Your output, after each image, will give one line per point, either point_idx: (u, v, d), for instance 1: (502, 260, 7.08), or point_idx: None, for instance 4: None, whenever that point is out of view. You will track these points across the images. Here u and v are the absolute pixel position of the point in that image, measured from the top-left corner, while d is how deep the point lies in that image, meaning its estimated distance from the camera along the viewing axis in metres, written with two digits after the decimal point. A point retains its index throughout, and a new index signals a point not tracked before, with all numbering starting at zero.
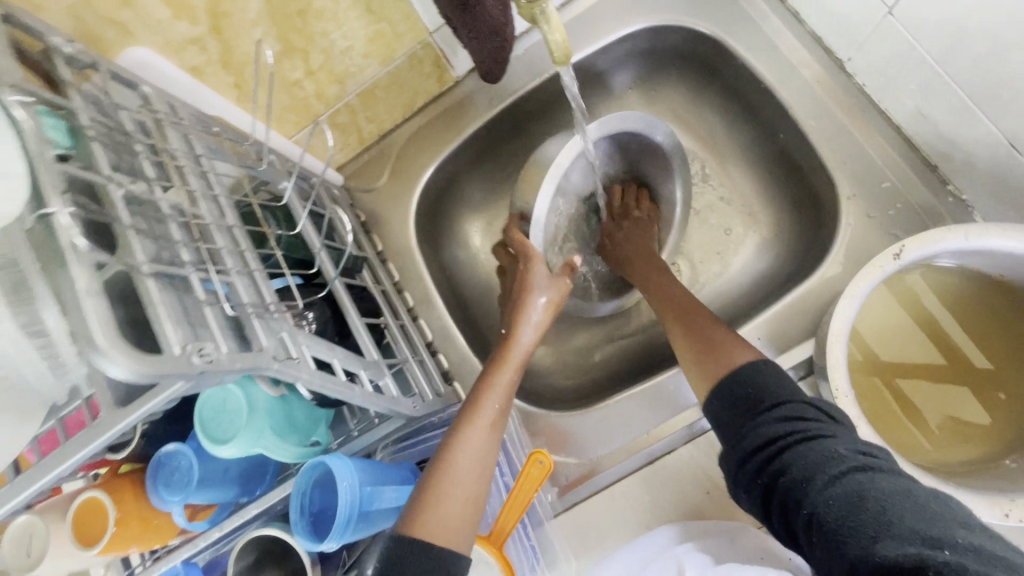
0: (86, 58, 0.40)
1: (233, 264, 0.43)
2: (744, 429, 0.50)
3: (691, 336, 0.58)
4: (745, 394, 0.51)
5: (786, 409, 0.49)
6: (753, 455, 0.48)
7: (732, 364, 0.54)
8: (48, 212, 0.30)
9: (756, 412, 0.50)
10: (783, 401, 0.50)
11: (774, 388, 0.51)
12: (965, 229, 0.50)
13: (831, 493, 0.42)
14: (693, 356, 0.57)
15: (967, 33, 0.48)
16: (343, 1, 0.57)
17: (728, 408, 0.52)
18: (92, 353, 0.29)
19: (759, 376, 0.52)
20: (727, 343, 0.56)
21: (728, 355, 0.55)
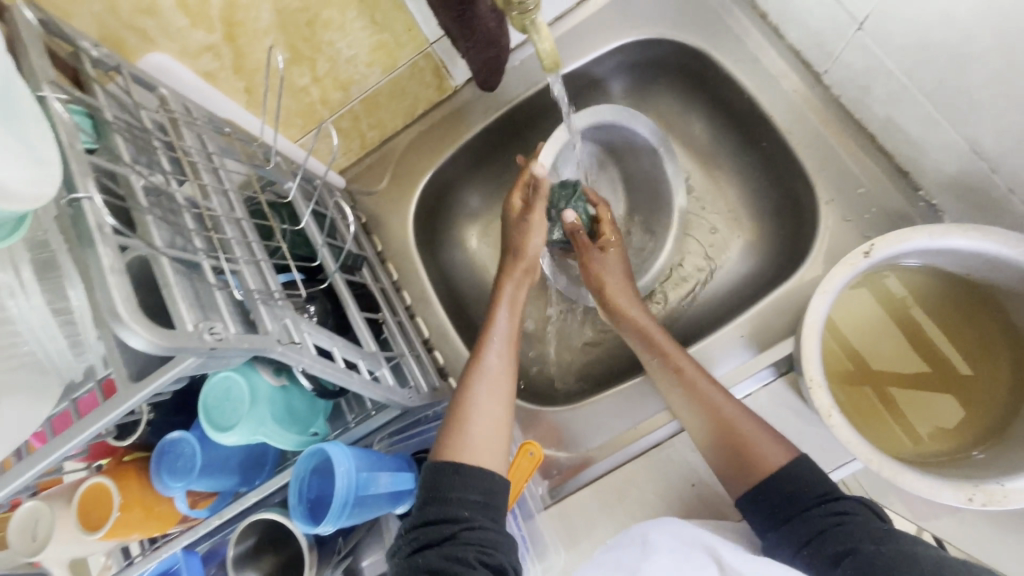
0: (111, 61, 0.44)
1: (241, 254, 0.45)
2: (790, 515, 0.54)
3: (722, 435, 0.60)
4: (783, 487, 0.56)
5: (833, 502, 0.54)
6: (800, 535, 0.53)
7: (768, 464, 0.57)
8: (77, 196, 0.32)
9: (802, 504, 0.54)
10: (824, 489, 0.55)
11: (809, 478, 0.56)
12: (930, 229, 0.53)
13: (871, 549, 0.48)
14: (728, 457, 0.60)
15: (930, 48, 0.52)
16: (350, 12, 0.60)
17: (773, 504, 0.56)
18: (115, 325, 0.31)
19: (792, 471, 0.56)
20: (757, 441, 0.59)
21: (762, 456, 0.58)
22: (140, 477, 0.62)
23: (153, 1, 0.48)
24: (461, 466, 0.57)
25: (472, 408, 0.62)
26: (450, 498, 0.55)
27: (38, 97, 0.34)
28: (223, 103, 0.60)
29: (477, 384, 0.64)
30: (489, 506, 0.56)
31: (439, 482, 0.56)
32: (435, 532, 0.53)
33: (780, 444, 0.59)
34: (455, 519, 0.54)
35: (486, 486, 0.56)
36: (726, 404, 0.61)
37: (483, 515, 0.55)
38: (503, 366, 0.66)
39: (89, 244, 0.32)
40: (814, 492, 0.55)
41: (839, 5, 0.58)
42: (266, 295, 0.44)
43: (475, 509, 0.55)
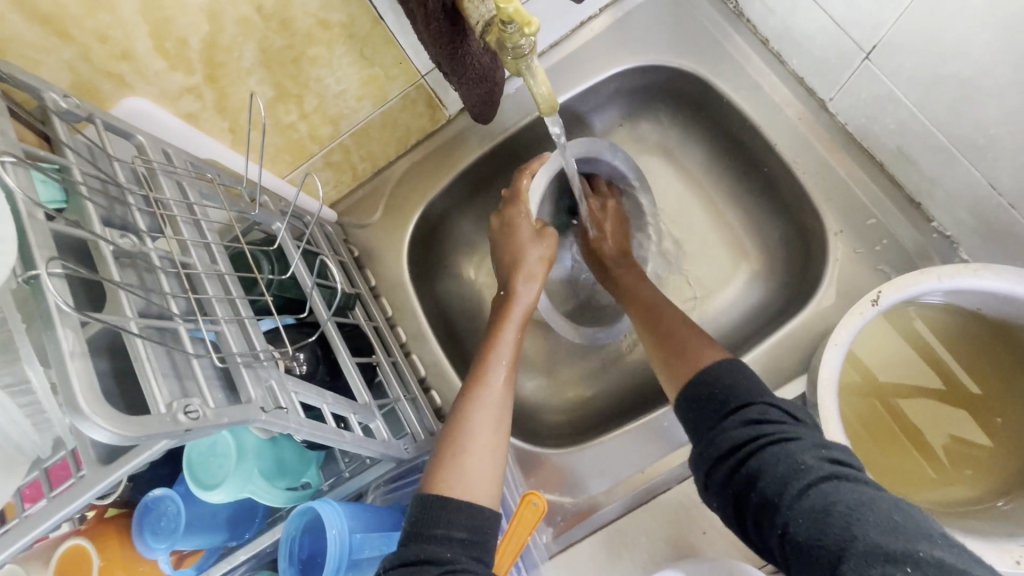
0: (81, 112, 0.41)
1: (222, 313, 0.43)
2: (710, 426, 0.51)
3: (665, 337, 0.61)
4: (711, 393, 0.53)
5: (746, 413, 0.50)
6: (713, 454, 0.50)
7: (697, 363, 0.56)
8: (35, 274, 0.30)
9: (721, 416, 0.51)
10: (743, 401, 0.51)
11: (732, 386, 0.52)
12: (937, 271, 0.51)
13: (801, 505, 0.43)
14: (663, 353, 0.60)
15: (941, 79, 0.50)
16: (337, 47, 0.57)
17: (694, 414, 0.53)
18: (75, 417, 0.29)
19: (718, 374, 0.53)
20: (694, 344, 0.58)
21: (696, 353, 0.57)
22: (121, 538, 0.59)
23: (127, 45, 0.46)
24: (449, 499, 0.52)
25: (473, 436, 0.56)
26: (433, 535, 0.50)
27: None
28: (207, 144, 0.57)
29: (479, 406, 0.58)
30: (475, 544, 0.51)
31: (424, 517, 0.51)
32: (412, 574, 0.47)
33: (717, 348, 0.57)
34: (437, 560, 0.48)
35: (473, 521, 0.52)
36: (676, 317, 0.62)
37: (468, 554, 0.50)
38: (510, 388, 0.61)
39: (48, 327, 0.30)
40: (729, 400, 0.52)
41: (844, 33, 0.56)
42: (250, 358, 0.42)
43: (458, 548, 0.50)
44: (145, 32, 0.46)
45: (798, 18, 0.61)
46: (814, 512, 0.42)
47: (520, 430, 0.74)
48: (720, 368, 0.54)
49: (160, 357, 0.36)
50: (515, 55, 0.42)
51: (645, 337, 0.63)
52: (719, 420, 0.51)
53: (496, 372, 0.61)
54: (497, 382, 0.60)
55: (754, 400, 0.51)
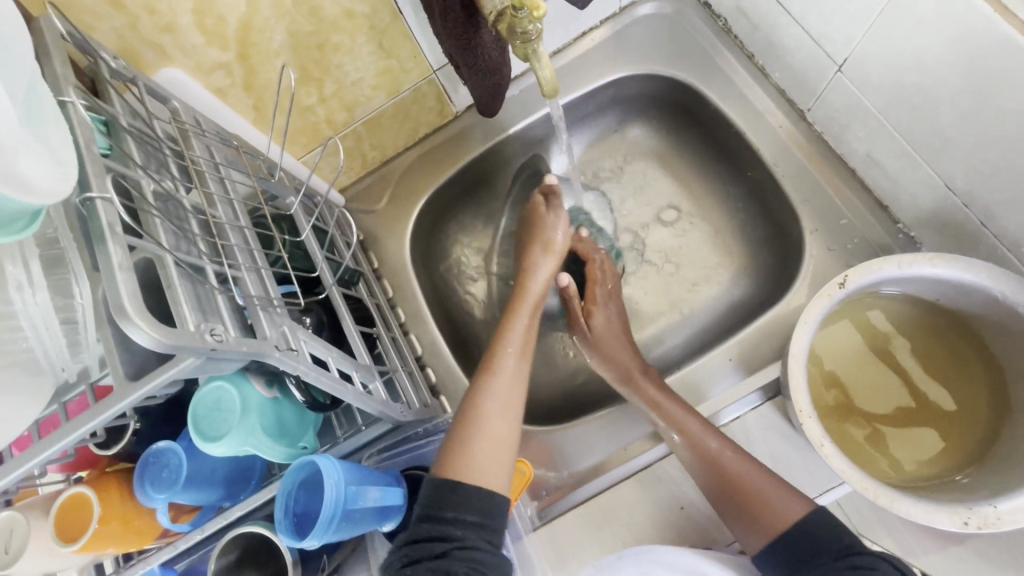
0: (128, 73, 0.46)
1: (243, 260, 0.46)
2: (813, 567, 0.52)
3: (734, 485, 0.59)
4: (810, 542, 0.53)
5: (852, 559, 0.50)
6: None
7: (784, 519, 0.55)
8: (89, 196, 0.34)
9: (822, 559, 0.52)
10: (848, 547, 0.52)
11: (833, 533, 0.53)
12: (898, 259, 0.56)
13: None
14: (736, 507, 0.58)
15: (902, 88, 0.55)
16: (359, 36, 0.62)
17: (790, 557, 0.54)
18: (120, 321, 0.32)
19: (815, 531, 0.54)
20: (772, 496, 0.57)
21: (778, 509, 0.56)
22: (121, 489, 0.61)
23: (172, 19, 0.50)
24: (459, 484, 0.54)
25: (481, 419, 0.59)
26: (444, 516, 0.52)
27: (58, 103, 0.36)
28: (232, 119, 0.62)
29: (489, 392, 0.61)
30: (485, 526, 0.53)
31: (438, 498, 0.53)
32: (423, 549, 0.50)
33: (799, 500, 0.56)
34: (447, 537, 0.51)
35: (485, 504, 0.54)
36: (740, 461, 0.60)
37: (479, 534, 0.52)
38: (519, 373, 0.64)
39: (99, 243, 0.33)
40: (831, 547, 0.52)
41: (820, 48, 0.62)
42: (266, 302, 0.45)
43: (470, 529, 0.52)
44: (190, 8, 0.50)
45: (780, 35, 0.67)
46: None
47: None
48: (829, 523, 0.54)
49: (188, 288, 0.40)
50: (524, 39, 0.48)
51: (708, 484, 0.61)
52: (822, 562, 0.52)
53: (504, 360, 0.64)
54: (507, 371, 0.63)
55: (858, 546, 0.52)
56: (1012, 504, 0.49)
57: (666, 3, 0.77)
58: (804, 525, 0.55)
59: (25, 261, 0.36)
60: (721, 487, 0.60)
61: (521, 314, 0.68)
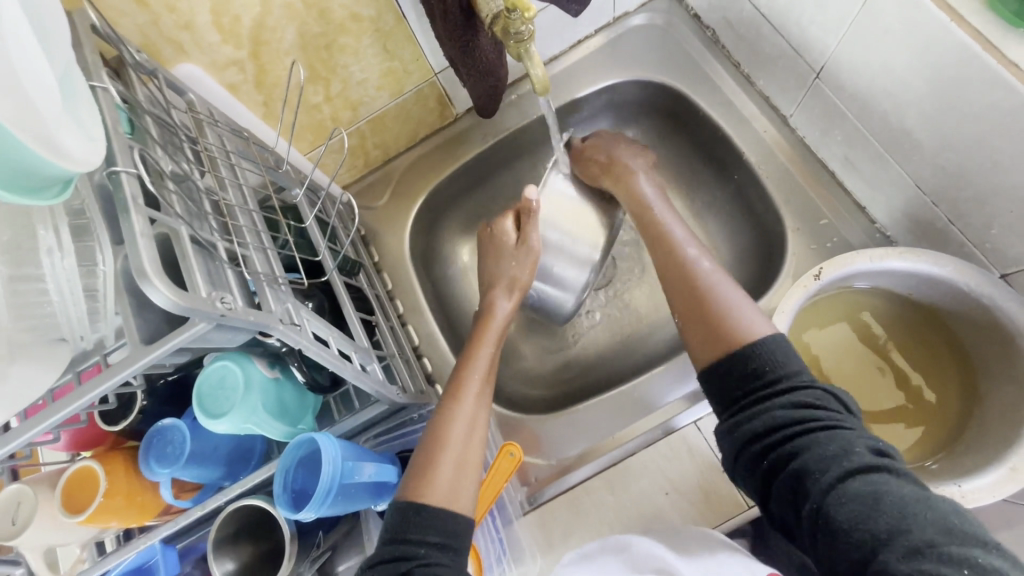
0: (149, 66, 0.49)
1: (252, 241, 0.50)
2: (748, 398, 0.51)
3: (698, 297, 0.58)
4: (754, 367, 0.51)
5: (793, 394, 0.49)
6: (748, 425, 0.50)
7: (742, 334, 0.53)
8: (115, 171, 0.37)
9: (760, 391, 0.50)
10: (789, 380, 0.50)
11: (779, 362, 0.51)
12: (870, 252, 0.59)
13: (842, 491, 0.43)
14: (700, 329, 0.56)
15: (873, 93, 0.59)
16: (364, 39, 0.66)
17: (729, 386, 0.52)
18: (140, 282, 0.35)
19: (772, 350, 0.51)
20: (740, 315, 0.55)
21: (738, 327, 0.54)
22: (127, 465, 0.63)
23: (190, 18, 0.54)
24: (424, 506, 0.53)
25: (446, 443, 0.58)
26: (407, 538, 0.51)
27: (89, 88, 0.39)
28: (243, 113, 0.65)
29: (454, 418, 0.60)
30: (450, 547, 0.52)
31: (400, 522, 0.52)
32: (388, 568, 0.49)
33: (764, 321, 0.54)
34: (409, 556, 0.50)
35: (447, 529, 0.52)
36: (712, 270, 0.60)
37: (444, 553, 0.51)
38: (485, 398, 0.63)
39: (123, 213, 0.37)
40: (773, 381, 0.50)
41: (800, 55, 0.66)
42: (272, 279, 0.49)
43: (434, 548, 0.51)
44: (208, 8, 0.54)
45: (763, 43, 0.71)
46: (859, 496, 0.42)
47: (502, 399, 0.80)
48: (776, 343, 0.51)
49: (202, 261, 0.43)
50: (517, 40, 0.52)
51: (680, 300, 0.59)
52: (758, 392, 0.50)
53: (469, 386, 0.63)
54: (472, 399, 0.62)
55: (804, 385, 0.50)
56: (976, 484, 0.52)
57: (657, 15, 0.82)
58: (759, 345, 0.52)
59: (55, 227, 0.39)
60: (689, 294, 0.59)
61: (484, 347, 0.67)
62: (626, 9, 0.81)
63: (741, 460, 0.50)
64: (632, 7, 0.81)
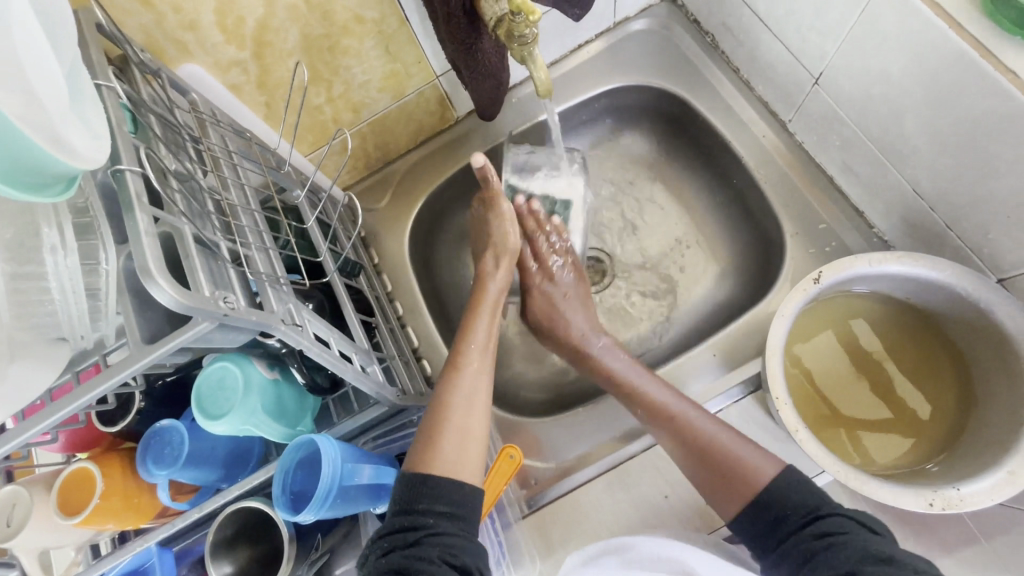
0: (153, 65, 0.49)
1: (254, 241, 0.50)
2: (784, 533, 0.53)
3: (705, 457, 0.60)
4: (775, 504, 0.55)
5: (820, 522, 0.51)
6: (788, 561, 0.51)
7: (753, 486, 0.56)
8: (119, 169, 0.37)
9: (790, 526, 0.53)
10: (814, 509, 0.53)
11: (800, 495, 0.54)
12: (869, 256, 0.59)
13: None
14: (714, 478, 0.59)
15: (872, 100, 0.60)
16: (367, 40, 0.66)
17: (761, 526, 0.55)
18: (145, 281, 0.35)
19: (780, 486, 0.55)
20: (745, 461, 0.58)
21: (748, 473, 0.57)
22: (124, 466, 0.63)
23: (195, 17, 0.54)
24: (430, 475, 0.53)
25: (449, 413, 0.59)
26: (416, 509, 0.52)
27: (94, 85, 0.39)
28: (245, 114, 0.65)
29: (455, 387, 0.61)
30: (459, 517, 0.52)
31: (407, 494, 0.53)
32: (397, 538, 0.50)
33: (770, 459, 0.58)
34: (418, 526, 0.50)
35: (455, 495, 0.53)
36: (711, 427, 0.61)
37: (452, 523, 0.52)
38: (485, 367, 0.64)
39: (128, 211, 0.37)
40: (800, 511, 0.53)
41: (799, 62, 0.67)
42: (274, 279, 0.49)
43: (442, 517, 0.52)
44: (212, 8, 0.54)
45: (762, 50, 0.71)
46: None
47: (501, 402, 0.80)
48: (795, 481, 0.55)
49: (205, 260, 0.43)
50: (520, 42, 0.52)
51: (687, 462, 0.61)
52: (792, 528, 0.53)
53: (467, 355, 0.64)
54: (471, 367, 0.63)
55: (827, 508, 0.53)
56: (974, 488, 0.52)
57: (657, 20, 0.82)
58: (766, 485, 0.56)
59: (59, 225, 0.39)
60: (688, 453, 0.62)
61: (481, 316, 0.68)
62: (626, 14, 0.81)
63: None
64: (632, 12, 0.81)
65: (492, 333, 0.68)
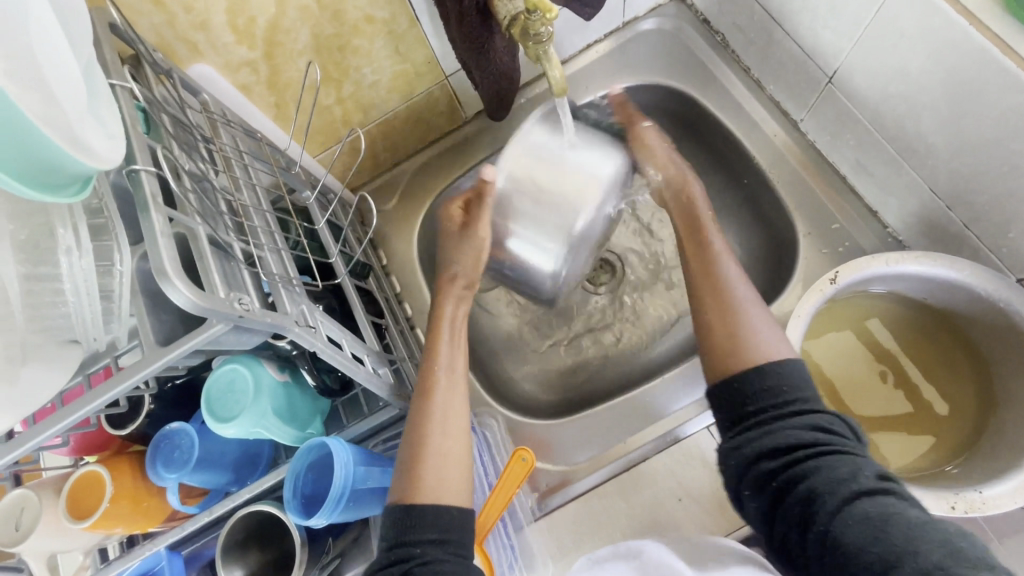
0: (165, 66, 0.49)
1: (266, 242, 0.49)
2: (760, 412, 0.51)
3: (728, 324, 0.57)
4: (758, 389, 0.52)
5: (806, 417, 0.50)
6: (758, 442, 0.50)
7: (758, 357, 0.53)
8: (135, 169, 0.37)
9: (771, 410, 0.51)
10: (804, 404, 0.51)
11: (794, 383, 0.52)
12: (886, 256, 0.59)
13: (849, 513, 0.44)
14: (719, 341, 0.56)
15: (889, 97, 0.59)
16: (377, 40, 0.66)
17: (742, 396, 0.52)
18: (161, 282, 0.35)
19: (789, 369, 0.52)
20: (762, 335, 0.55)
21: (762, 346, 0.54)
22: (133, 469, 0.62)
23: (206, 17, 0.54)
24: (417, 507, 0.53)
25: (428, 440, 0.57)
26: (405, 540, 0.51)
27: (108, 85, 0.39)
28: (255, 114, 0.65)
29: (428, 412, 0.59)
30: (450, 541, 0.51)
31: (396, 523, 0.52)
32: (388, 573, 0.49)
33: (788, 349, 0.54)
34: (407, 557, 0.49)
35: (445, 521, 0.52)
36: (745, 293, 0.59)
37: (444, 550, 0.51)
38: (457, 386, 0.61)
39: (143, 211, 0.36)
40: (785, 402, 0.51)
41: (812, 61, 0.66)
42: (287, 281, 0.48)
43: (431, 546, 0.51)
44: (223, 8, 0.54)
45: (775, 48, 0.71)
46: (866, 519, 0.43)
47: (511, 404, 0.80)
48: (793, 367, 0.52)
49: (220, 262, 0.42)
50: (535, 41, 0.52)
51: (704, 322, 0.59)
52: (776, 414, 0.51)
53: (438, 378, 0.61)
54: (442, 389, 0.60)
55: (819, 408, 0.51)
56: (997, 491, 0.51)
57: (667, 20, 0.82)
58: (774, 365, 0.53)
59: (74, 226, 0.38)
60: (717, 314, 0.58)
61: (442, 339, 0.65)
62: (636, 14, 0.81)
63: (747, 482, 0.51)
64: (642, 12, 0.81)
65: (457, 351, 0.65)
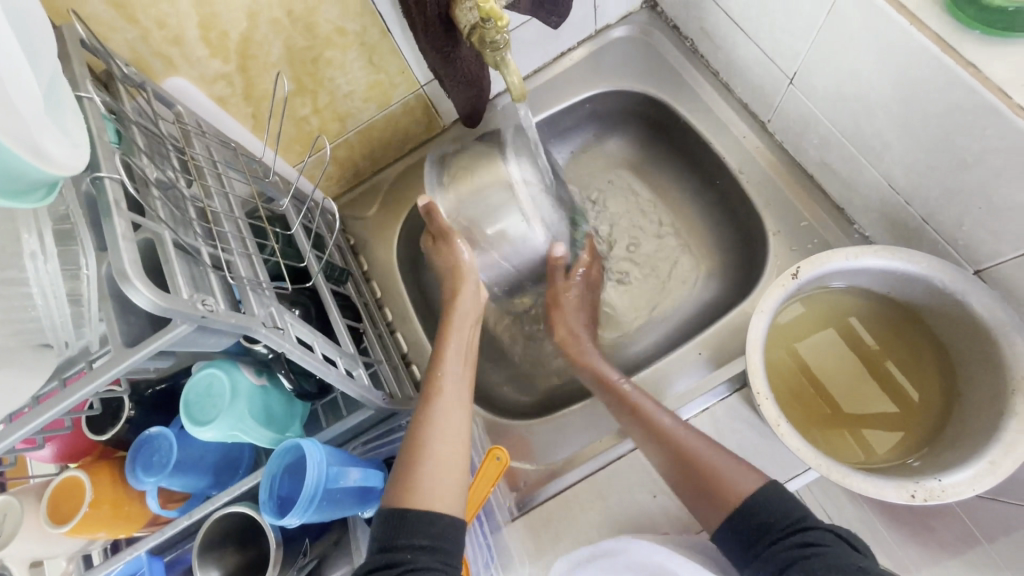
0: (137, 79, 0.51)
1: (235, 247, 0.51)
2: (765, 545, 0.50)
3: (697, 479, 0.58)
4: (756, 525, 0.52)
5: (805, 534, 0.49)
6: (764, 571, 0.49)
7: (736, 496, 0.54)
8: (98, 176, 0.39)
9: (772, 535, 0.50)
10: (798, 521, 0.50)
11: (786, 508, 0.52)
12: (846, 251, 0.60)
13: None
14: (700, 495, 0.57)
15: (845, 97, 0.60)
16: (350, 52, 0.68)
17: (744, 532, 0.52)
18: (122, 284, 0.36)
19: (771, 500, 0.52)
20: (730, 476, 0.56)
21: (734, 486, 0.55)
22: (113, 474, 0.63)
23: (179, 32, 0.56)
24: (408, 511, 0.53)
25: (426, 446, 0.59)
26: (395, 545, 0.51)
27: (75, 98, 0.41)
28: (232, 125, 0.67)
29: (429, 418, 0.61)
30: (439, 550, 0.51)
31: (387, 531, 0.52)
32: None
33: (755, 475, 0.56)
34: (398, 562, 0.49)
35: (434, 529, 0.52)
36: (696, 440, 0.60)
37: (433, 558, 0.50)
38: (459, 390, 0.65)
39: (106, 217, 0.38)
40: (781, 524, 0.51)
41: (774, 63, 0.68)
42: (256, 284, 0.49)
43: (422, 552, 0.50)
44: (196, 23, 0.56)
45: (739, 53, 0.73)
46: None
47: (492, 406, 0.81)
48: (777, 496, 0.52)
49: (186, 264, 0.44)
50: (493, 48, 0.55)
51: (676, 475, 0.60)
52: (773, 538, 0.50)
53: (440, 386, 0.64)
54: (444, 397, 0.63)
55: (812, 520, 0.50)
56: (957, 478, 0.52)
57: (636, 27, 0.84)
58: (753, 501, 0.53)
59: (40, 232, 0.40)
60: (682, 470, 0.59)
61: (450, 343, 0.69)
62: (607, 22, 0.83)
63: None
64: (612, 20, 0.83)
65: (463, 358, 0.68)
